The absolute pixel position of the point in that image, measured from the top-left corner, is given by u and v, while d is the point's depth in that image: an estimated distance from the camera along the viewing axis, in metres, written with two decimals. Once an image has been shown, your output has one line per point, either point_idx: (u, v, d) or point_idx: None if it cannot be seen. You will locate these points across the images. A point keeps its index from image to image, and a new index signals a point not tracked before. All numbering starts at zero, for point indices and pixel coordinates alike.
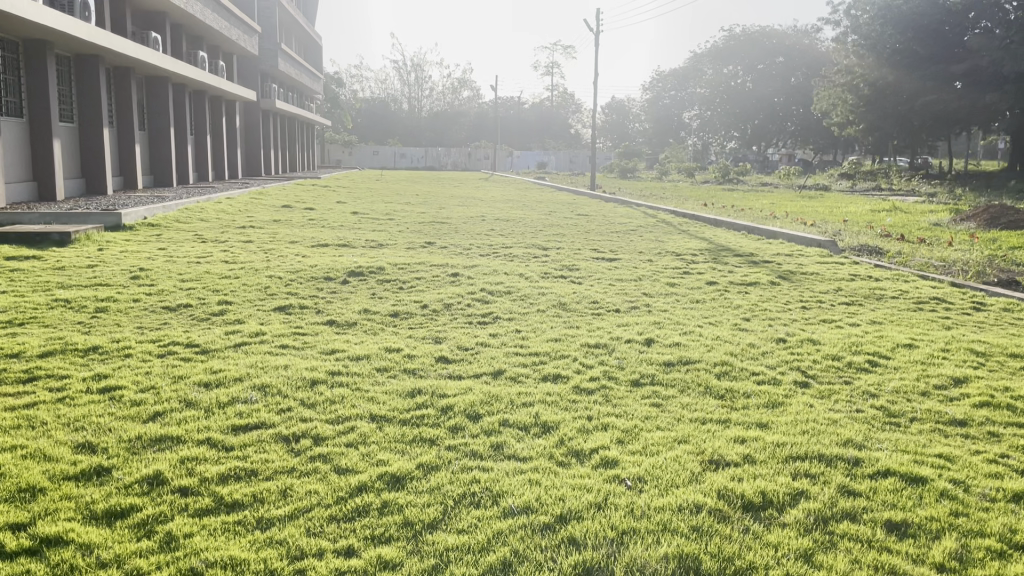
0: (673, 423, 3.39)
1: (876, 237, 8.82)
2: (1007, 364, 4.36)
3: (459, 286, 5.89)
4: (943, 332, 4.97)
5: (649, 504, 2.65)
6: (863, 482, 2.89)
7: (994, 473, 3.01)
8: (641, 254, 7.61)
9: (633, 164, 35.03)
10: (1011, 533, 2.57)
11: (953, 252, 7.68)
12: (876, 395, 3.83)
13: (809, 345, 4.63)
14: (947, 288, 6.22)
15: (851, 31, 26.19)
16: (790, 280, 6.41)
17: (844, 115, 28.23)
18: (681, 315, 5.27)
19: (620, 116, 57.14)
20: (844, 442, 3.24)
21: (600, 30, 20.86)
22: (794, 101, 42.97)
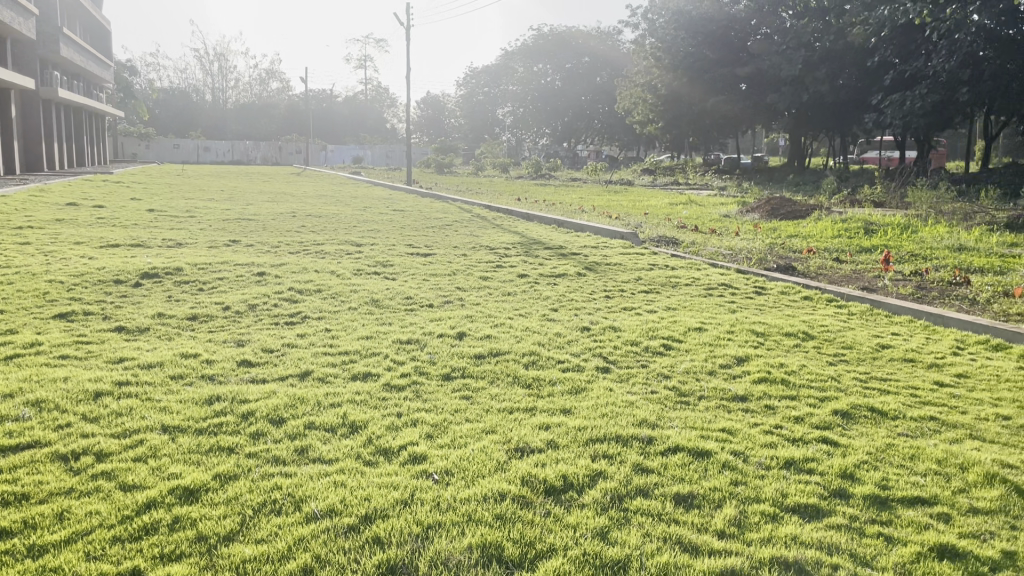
0: (481, 415, 3.44)
1: (673, 229, 9.39)
2: (782, 342, 4.79)
3: (265, 285, 5.67)
4: (729, 315, 5.39)
5: (455, 496, 2.68)
6: (655, 459, 3.08)
7: (769, 443, 3.30)
8: (455, 248, 7.67)
9: (447, 160, 35.37)
10: (783, 497, 2.84)
11: (739, 242, 8.34)
12: (669, 375, 4.10)
13: (611, 332, 4.86)
14: (734, 275, 6.75)
15: (649, 34, 27.77)
16: (595, 271, 6.70)
17: (644, 114, 29.89)
18: (493, 308, 5.36)
19: (436, 112, 57.62)
20: (640, 422, 3.43)
21: (410, 24, 20.66)
22: (599, 100, 44.99)
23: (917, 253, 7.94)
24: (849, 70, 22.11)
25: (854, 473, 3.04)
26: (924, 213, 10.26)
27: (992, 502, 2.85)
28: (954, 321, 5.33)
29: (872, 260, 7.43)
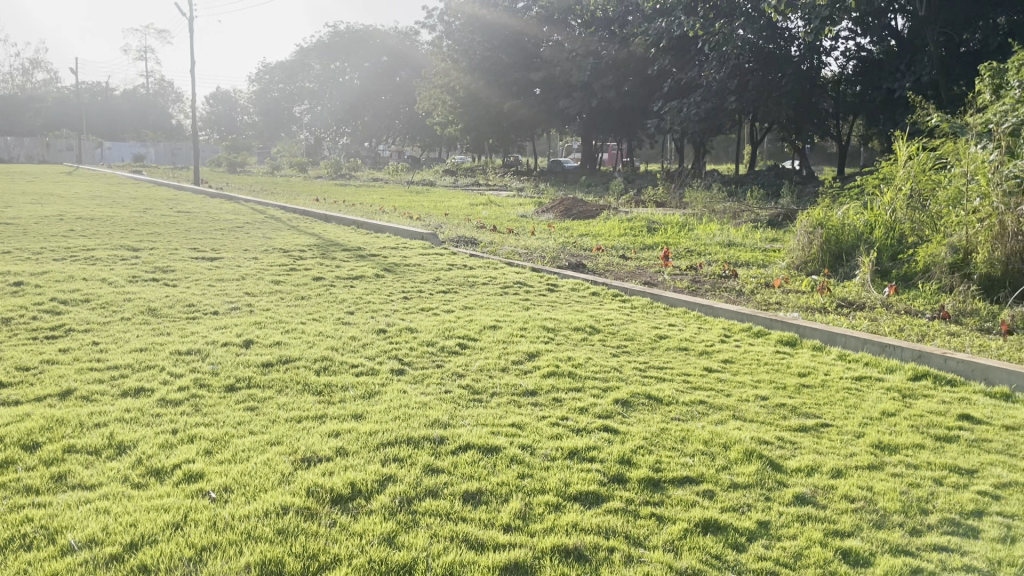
0: (267, 426, 3.30)
1: (473, 229, 9.54)
2: (571, 337, 4.99)
3: (23, 296, 5.12)
4: (523, 312, 5.54)
5: (234, 514, 2.55)
6: (445, 459, 3.09)
7: (555, 435, 3.42)
8: (245, 251, 7.34)
9: (240, 160, 33.78)
10: (565, 486, 2.95)
11: (534, 241, 8.61)
12: (463, 374, 4.14)
13: (406, 333, 4.84)
14: (528, 273, 6.94)
15: (446, 36, 28.21)
16: (393, 272, 6.65)
17: (444, 115, 30.13)
18: (284, 313, 5.17)
19: (228, 108, 54.96)
20: (432, 423, 3.44)
21: (191, 15, 19.57)
22: (399, 100, 44.87)
23: (694, 250, 8.58)
24: (632, 78, 23.54)
25: (631, 458, 3.22)
26: (699, 212, 11.11)
27: (750, 477, 3.12)
28: (723, 311, 5.79)
29: (654, 256, 7.94)
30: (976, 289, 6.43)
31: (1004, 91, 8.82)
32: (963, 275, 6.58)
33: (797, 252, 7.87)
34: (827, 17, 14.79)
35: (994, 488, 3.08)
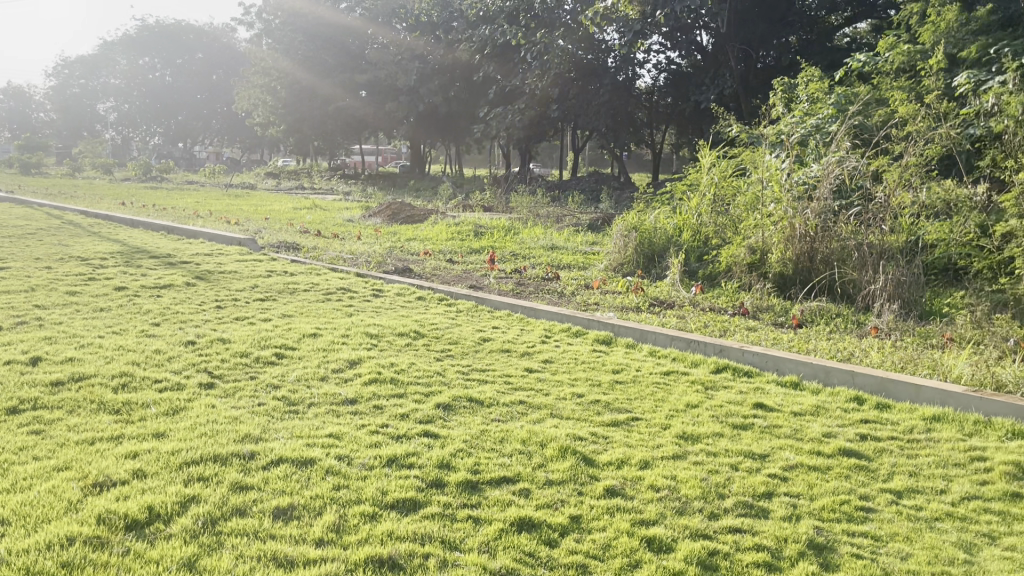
0: (55, 450, 3.03)
1: (295, 234, 9.27)
2: (394, 342, 4.94)
3: None
4: (345, 319, 5.42)
5: (11, 549, 2.31)
6: (256, 475, 2.96)
7: (374, 443, 3.37)
8: (37, 260, 6.73)
9: (34, 161, 30.93)
10: (382, 495, 2.91)
11: (359, 246, 8.49)
12: (278, 386, 3.99)
13: (218, 344, 4.61)
14: (352, 278, 6.83)
15: (265, 34, 27.65)
16: (206, 280, 6.32)
17: (265, 116, 29.07)
18: (80, 326, 4.78)
19: (20, 104, 50.24)
20: (242, 438, 3.29)
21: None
22: (217, 100, 42.81)
23: (519, 253, 8.78)
24: (459, 84, 23.76)
25: (450, 462, 3.22)
26: (524, 217, 11.37)
27: (564, 473, 3.21)
28: (544, 312, 5.95)
29: (480, 260, 8.04)
30: (771, 286, 7.01)
31: (793, 105, 9.67)
32: (760, 274, 7.14)
33: (615, 254, 8.24)
34: (639, 31, 15.64)
35: (782, 470, 3.35)
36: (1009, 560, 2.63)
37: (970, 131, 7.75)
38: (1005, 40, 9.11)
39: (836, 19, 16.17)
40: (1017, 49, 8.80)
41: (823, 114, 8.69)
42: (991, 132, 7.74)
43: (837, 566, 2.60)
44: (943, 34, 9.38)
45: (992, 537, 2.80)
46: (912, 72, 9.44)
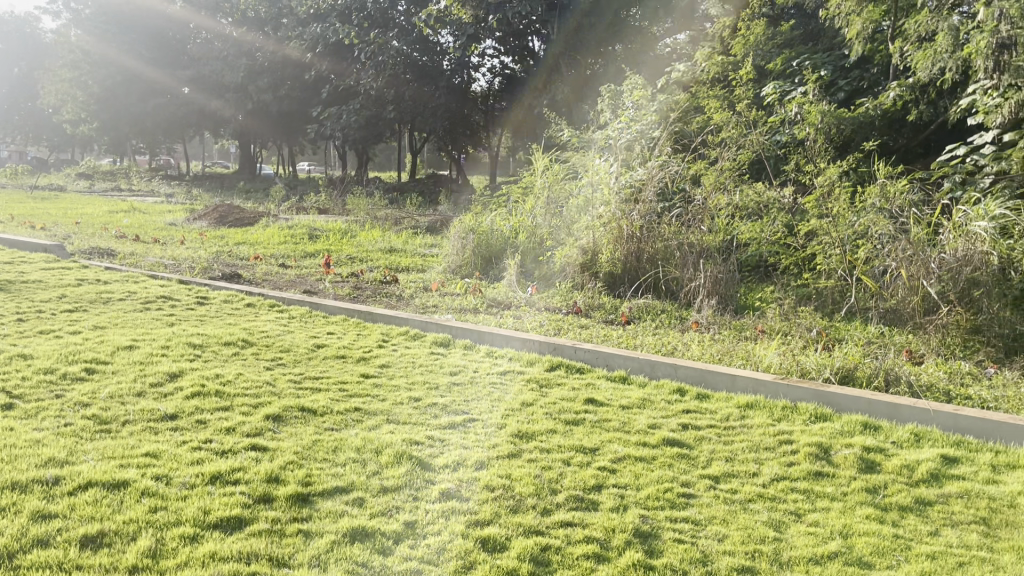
0: None
1: (110, 239, 8.65)
2: (220, 352, 4.71)
3: None
4: (165, 329, 5.11)
5: None
6: (61, 502, 2.73)
7: (197, 459, 3.19)
8: None
9: None
10: (205, 514, 2.75)
11: (182, 251, 8.03)
12: (89, 403, 3.69)
13: (19, 361, 4.21)
14: (175, 286, 6.45)
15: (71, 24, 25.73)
16: (5, 291, 5.77)
17: (75, 112, 27.04)
18: None
19: None
20: (45, 462, 3.01)
21: None
22: (19, 94, 39.30)
23: (355, 256, 8.64)
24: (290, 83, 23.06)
25: (278, 476, 3.10)
26: (361, 220, 11.20)
27: (399, 479, 3.17)
28: (380, 316, 5.87)
29: (315, 264, 7.83)
30: (601, 285, 7.28)
31: (619, 112, 10.09)
32: (592, 274, 7.40)
33: (452, 256, 8.28)
34: (473, 34, 15.96)
35: (611, 463, 3.47)
36: (812, 534, 2.85)
37: (777, 138, 8.39)
38: (805, 55, 9.94)
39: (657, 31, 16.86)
40: (815, 63, 9.62)
41: (647, 120, 9.12)
42: (794, 139, 8.41)
43: (659, 552, 2.72)
44: (751, 47, 10.06)
45: (797, 514, 3.03)
46: (725, 82, 10.10)
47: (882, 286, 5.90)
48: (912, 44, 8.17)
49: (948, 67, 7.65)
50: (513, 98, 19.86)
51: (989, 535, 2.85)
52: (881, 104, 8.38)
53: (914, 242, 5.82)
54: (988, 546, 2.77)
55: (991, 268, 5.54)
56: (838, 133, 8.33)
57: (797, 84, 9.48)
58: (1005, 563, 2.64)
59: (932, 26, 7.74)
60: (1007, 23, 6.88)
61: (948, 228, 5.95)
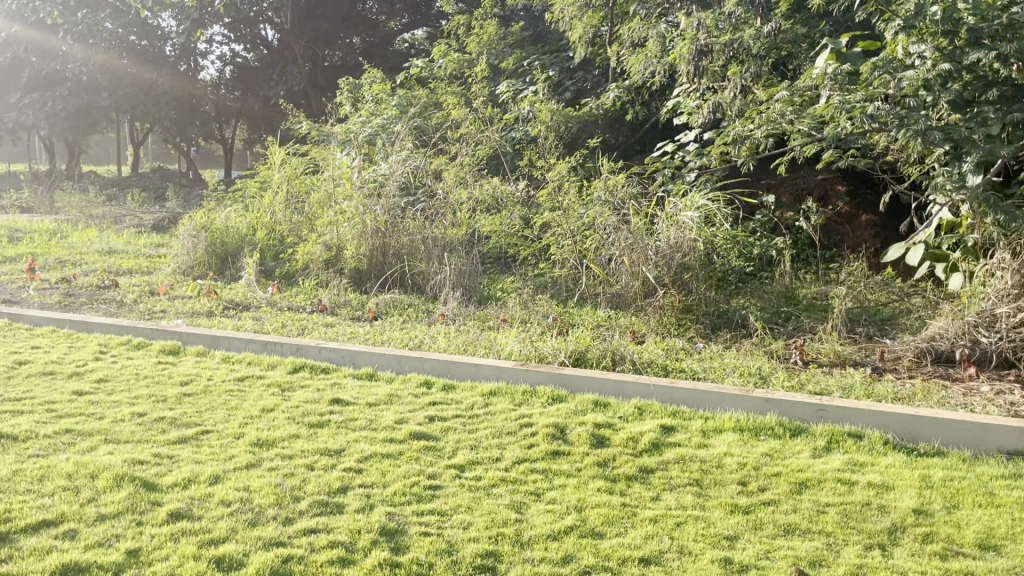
0: None
1: None
2: None
3: None
4: None
5: None
6: None
7: None
8: None
9: None
10: None
11: None
12: None
13: None
14: None
15: None
16: None
17: None
18: None
19: None
20: None
21: None
22: None
23: (68, 259, 7.77)
24: None
25: None
26: (73, 218, 10.11)
27: (120, 504, 2.87)
28: (96, 325, 5.32)
29: (18, 269, 6.94)
30: (346, 280, 7.15)
31: (358, 105, 9.98)
32: (337, 270, 7.25)
33: (183, 256, 7.75)
34: (196, 20, 14.88)
35: (357, 463, 3.39)
36: (551, 512, 2.99)
37: (511, 134, 8.76)
38: (535, 55, 10.45)
39: (395, 25, 16.93)
40: (543, 63, 10.16)
41: (387, 114, 9.16)
42: (527, 136, 8.86)
43: (406, 548, 2.70)
44: (484, 47, 10.37)
45: (537, 493, 3.15)
46: (461, 79, 10.35)
47: (608, 273, 6.37)
48: (627, 49, 8.89)
49: (658, 71, 8.42)
50: (247, 89, 18.94)
51: (702, 494, 3.16)
52: (603, 103, 9.03)
53: (634, 232, 6.31)
54: (701, 505, 3.07)
55: (698, 253, 6.15)
56: (566, 130, 8.88)
57: (528, 82, 9.95)
58: (716, 518, 2.94)
59: (643, 33, 8.47)
60: (703, 33, 7.71)
61: (662, 218, 6.53)
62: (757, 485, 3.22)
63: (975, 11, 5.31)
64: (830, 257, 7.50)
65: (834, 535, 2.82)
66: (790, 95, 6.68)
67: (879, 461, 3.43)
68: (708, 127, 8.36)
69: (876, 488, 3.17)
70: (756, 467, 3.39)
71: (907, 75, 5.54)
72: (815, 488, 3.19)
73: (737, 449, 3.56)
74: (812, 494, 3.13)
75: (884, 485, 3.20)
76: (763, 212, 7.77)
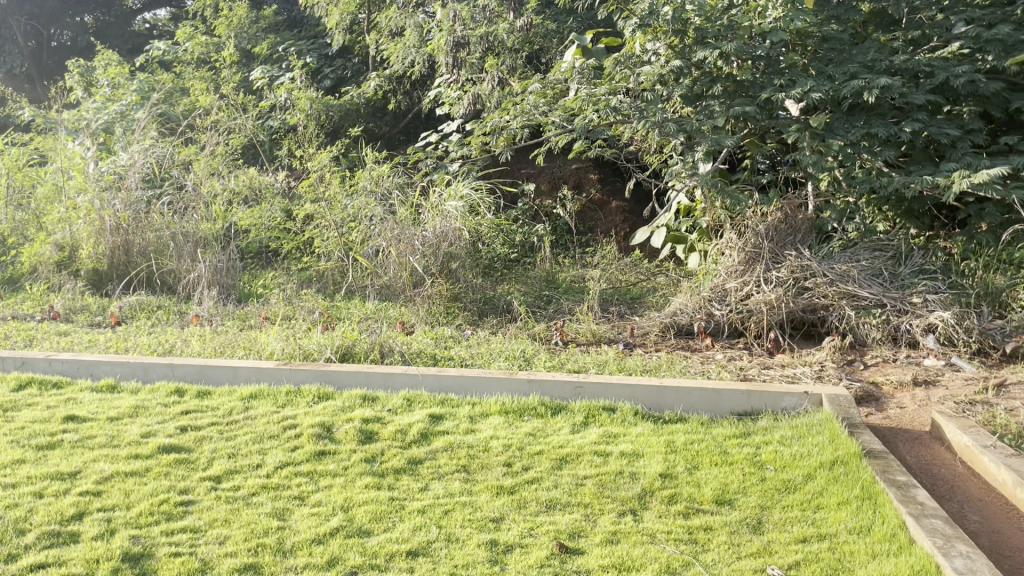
0: None
1: None
2: None
3: None
4: None
5: None
6: None
7: None
8: None
9: None
10: None
11: None
12: None
13: None
14: None
15: None
16: None
17: None
18: None
19: None
20: None
21: None
22: None
23: None
24: None
25: None
26: None
27: None
28: None
29: None
30: (83, 284, 6.63)
31: (93, 90, 9.13)
32: (71, 273, 6.69)
33: None
34: None
35: (96, 485, 3.07)
36: (315, 515, 2.88)
37: (268, 124, 8.59)
38: (290, 39, 10.09)
39: (134, 3, 15.22)
40: (300, 48, 9.84)
41: (126, 100, 8.42)
42: (286, 125, 8.69)
43: (153, 572, 2.48)
44: (234, 30, 9.74)
45: (301, 497, 3.03)
46: (210, 64, 9.74)
47: (375, 264, 6.27)
48: (385, 37, 8.81)
49: (417, 60, 8.43)
50: None
51: (469, 480, 3.19)
52: (364, 92, 8.89)
53: (400, 221, 6.22)
54: (468, 490, 3.10)
55: (463, 241, 6.18)
56: (327, 119, 8.67)
57: (284, 69, 9.60)
58: (482, 502, 2.99)
59: (400, 22, 8.45)
60: (459, 24, 7.84)
61: (427, 207, 6.49)
62: (521, 465, 3.32)
63: (701, 12, 5.79)
64: (586, 241, 7.93)
65: (591, 505, 2.97)
66: (543, 87, 6.93)
67: (630, 431, 3.66)
68: (469, 117, 8.49)
69: (628, 456, 3.38)
70: (520, 447, 3.49)
71: (645, 70, 5.93)
72: (574, 463, 3.34)
73: (503, 432, 3.65)
74: (571, 469, 3.28)
75: (635, 453, 3.42)
76: (524, 200, 8.05)
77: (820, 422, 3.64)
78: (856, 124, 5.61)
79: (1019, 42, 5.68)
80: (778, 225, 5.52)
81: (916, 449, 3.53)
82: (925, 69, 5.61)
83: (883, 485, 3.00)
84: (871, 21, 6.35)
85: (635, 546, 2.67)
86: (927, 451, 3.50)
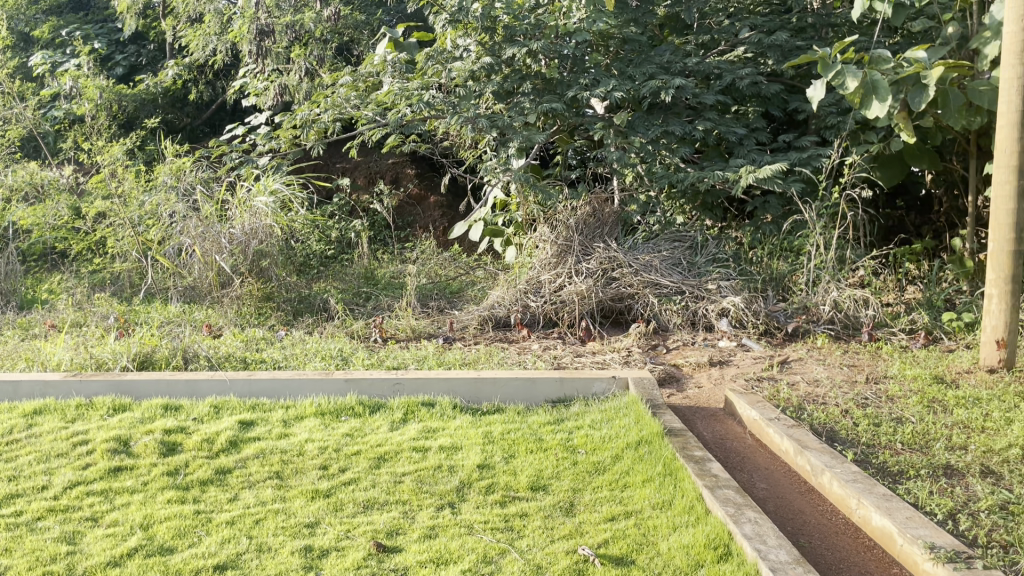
0: None
1: None
2: None
3: None
4: None
5: None
6: None
7: None
8: None
9: None
10: None
11: None
12: None
13: None
14: None
15: None
16: None
17: None
18: None
19: None
20: None
21: None
22: None
23: None
24: None
25: None
26: None
27: None
28: None
29: None
30: None
31: None
32: None
33: None
34: None
35: None
36: (110, 536, 2.67)
37: (51, 113, 7.83)
38: (75, 22, 9.28)
39: None
40: (86, 32, 9.07)
41: None
42: (72, 113, 7.96)
43: None
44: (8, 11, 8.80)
45: (94, 518, 2.79)
46: None
47: (178, 265, 5.90)
48: (183, 24, 8.33)
49: (219, 48, 8.05)
50: None
51: (281, 486, 3.08)
52: (162, 82, 8.34)
53: (205, 219, 5.88)
54: (282, 497, 2.99)
55: (275, 238, 5.90)
56: (120, 109, 8.09)
57: (69, 54, 8.82)
58: (296, 508, 2.89)
59: (198, 7, 8.02)
60: (263, 12, 7.58)
61: (235, 203, 6.19)
62: (338, 467, 3.25)
63: (509, 11, 5.91)
64: (405, 236, 7.92)
65: (410, 502, 2.95)
66: (353, 79, 6.78)
67: (448, 425, 3.68)
68: (278, 109, 8.23)
69: (446, 450, 3.40)
70: (336, 449, 3.40)
71: (456, 66, 5.99)
72: (392, 461, 3.31)
73: (319, 435, 3.54)
74: (390, 467, 3.24)
75: (452, 447, 3.44)
76: (340, 195, 7.96)
77: (627, 405, 3.83)
78: (654, 123, 6.02)
79: (794, 49, 6.20)
80: (587, 218, 5.75)
81: (712, 425, 3.80)
82: (715, 71, 6.03)
83: (682, 461, 3.21)
84: (667, 25, 6.77)
85: (452, 539, 2.68)
86: (720, 427, 3.78)
